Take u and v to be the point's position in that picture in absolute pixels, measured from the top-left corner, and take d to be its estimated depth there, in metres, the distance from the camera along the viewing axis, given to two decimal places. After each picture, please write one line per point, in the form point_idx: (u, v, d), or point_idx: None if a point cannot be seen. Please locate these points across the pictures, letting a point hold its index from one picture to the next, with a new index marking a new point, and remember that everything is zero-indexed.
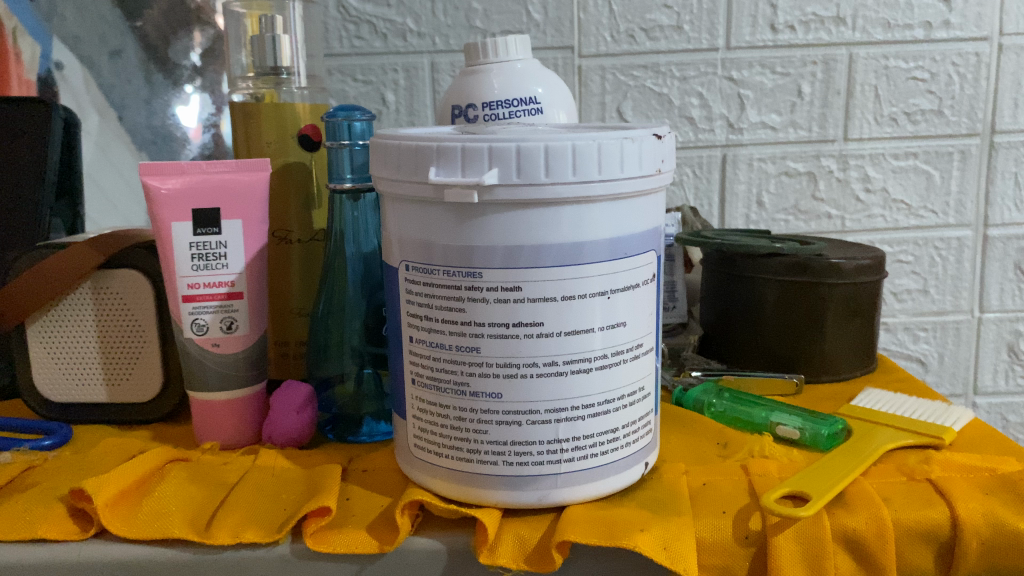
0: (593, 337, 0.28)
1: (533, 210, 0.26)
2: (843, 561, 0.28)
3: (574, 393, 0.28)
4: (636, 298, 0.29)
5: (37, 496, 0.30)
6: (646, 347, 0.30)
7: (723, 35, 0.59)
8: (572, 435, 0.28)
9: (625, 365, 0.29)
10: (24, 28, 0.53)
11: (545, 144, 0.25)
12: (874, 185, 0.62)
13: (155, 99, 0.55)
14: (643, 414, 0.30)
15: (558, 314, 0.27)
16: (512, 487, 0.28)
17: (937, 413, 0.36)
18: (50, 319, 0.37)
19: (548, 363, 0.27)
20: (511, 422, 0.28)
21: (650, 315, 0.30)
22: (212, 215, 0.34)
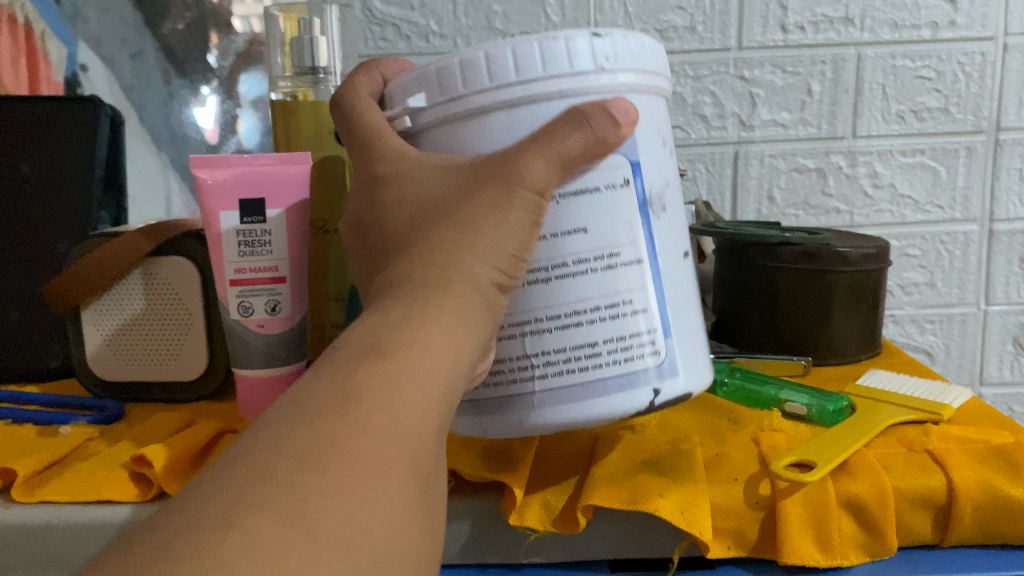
0: (632, 227, 0.29)
1: (466, 117, 0.29)
2: (847, 525, 0.30)
3: (624, 285, 0.29)
4: (599, 203, 0.28)
5: (100, 462, 0.33)
6: (628, 256, 0.29)
7: (735, 35, 0.61)
8: (540, 349, 0.29)
9: (596, 275, 0.28)
10: (50, 31, 0.57)
11: (456, 59, 0.28)
12: (881, 181, 0.64)
13: (173, 103, 0.60)
14: (638, 331, 0.29)
15: (590, 210, 0.28)
16: (584, 396, 0.29)
17: (937, 391, 0.39)
18: (104, 304, 0.40)
19: (592, 258, 0.28)
20: (569, 326, 0.28)
21: (630, 223, 0.29)
22: (257, 204, 0.36)
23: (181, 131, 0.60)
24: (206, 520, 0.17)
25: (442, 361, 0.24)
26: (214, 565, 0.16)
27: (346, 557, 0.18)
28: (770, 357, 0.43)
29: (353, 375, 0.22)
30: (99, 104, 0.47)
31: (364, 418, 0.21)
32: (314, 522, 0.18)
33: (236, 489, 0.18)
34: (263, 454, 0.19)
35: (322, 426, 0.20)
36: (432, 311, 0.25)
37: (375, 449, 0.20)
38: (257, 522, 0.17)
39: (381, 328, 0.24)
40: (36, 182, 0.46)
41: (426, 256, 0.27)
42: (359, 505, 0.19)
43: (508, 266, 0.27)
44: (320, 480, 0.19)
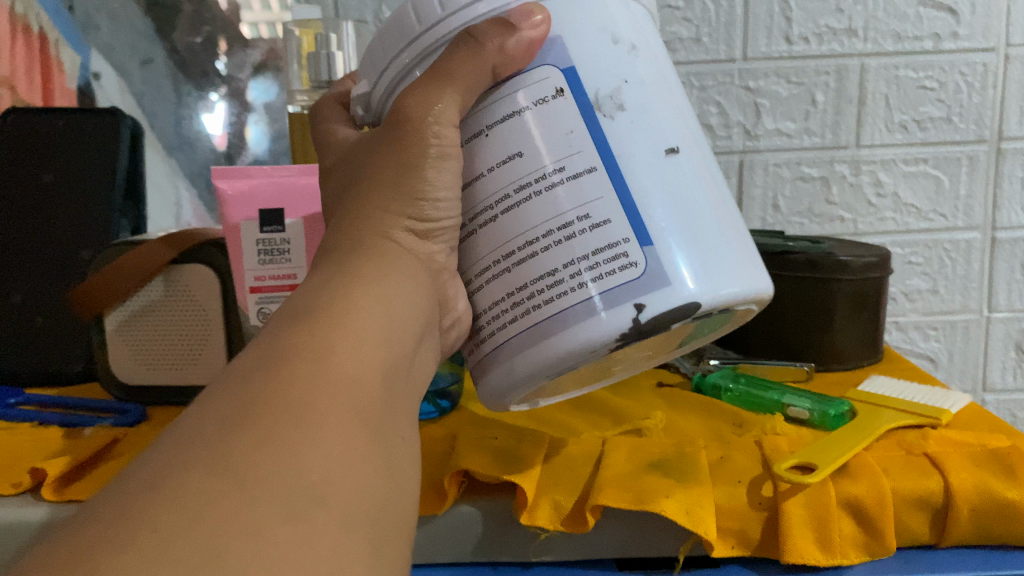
0: (570, 136, 0.26)
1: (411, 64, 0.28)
2: (847, 526, 0.31)
3: (570, 203, 0.26)
4: (531, 124, 0.27)
5: (127, 463, 0.34)
6: (575, 168, 0.26)
7: (740, 46, 0.62)
8: (507, 290, 0.27)
9: (541, 197, 0.26)
10: (64, 39, 0.60)
11: (373, 35, 0.29)
12: (885, 190, 0.65)
13: (182, 109, 0.61)
14: (605, 245, 0.26)
15: (531, 133, 0.27)
16: (551, 331, 0.26)
17: (936, 397, 0.40)
18: (127, 310, 0.42)
19: (533, 181, 0.27)
20: (526, 259, 0.27)
21: (570, 133, 0.26)
22: (277, 214, 0.37)
23: (191, 137, 0.62)
24: (140, 486, 0.19)
25: (374, 317, 0.25)
26: (138, 524, 0.18)
27: (275, 501, 0.19)
28: (775, 363, 0.44)
29: (287, 336, 0.23)
30: (121, 115, 0.48)
31: (292, 376, 0.22)
32: (239, 473, 0.19)
33: (173, 454, 0.20)
34: (202, 422, 0.21)
35: (251, 389, 0.22)
36: (358, 272, 0.26)
37: (302, 398, 0.22)
38: (183, 482, 0.19)
39: (310, 294, 0.25)
40: (59, 191, 0.47)
41: (345, 225, 0.29)
42: (289, 451, 0.20)
43: (417, 208, 0.28)
44: (247, 435, 0.20)
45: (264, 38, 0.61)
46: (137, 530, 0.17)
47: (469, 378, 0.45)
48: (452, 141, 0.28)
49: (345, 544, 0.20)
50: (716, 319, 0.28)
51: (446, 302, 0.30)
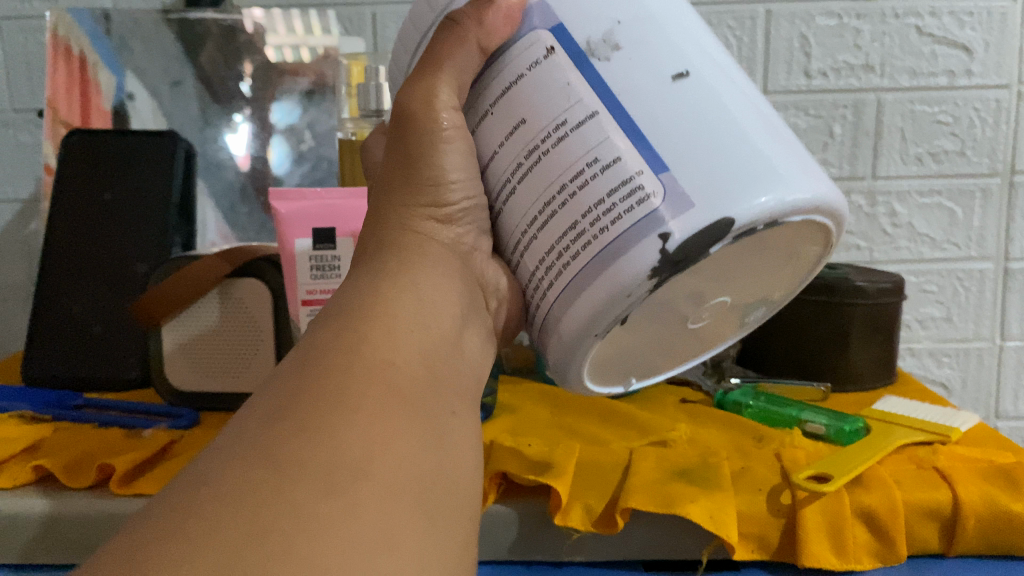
0: (565, 89, 0.26)
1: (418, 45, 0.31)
2: (861, 533, 0.33)
3: (576, 154, 0.26)
4: (529, 89, 0.27)
5: (186, 462, 0.37)
6: (576, 118, 0.26)
7: (761, 80, 0.65)
8: (538, 256, 0.27)
9: (551, 153, 0.26)
10: (102, 62, 0.64)
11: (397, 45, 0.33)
12: (900, 220, 0.68)
13: (208, 128, 0.65)
14: (623, 183, 0.25)
15: (530, 98, 0.27)
16: (582, 285, 0.26)
17: (946, 416, 0.42)
18: (184, 320, 0.44)
19: (539, 142, 0.27)
20: (549, 221, 0.27)
21: (567, 85, 0.26)
22: (329, 233, 0.40)
23: (215, 158, 0.65)
24: (195, 481, 0.22)
25: (405, 311, 0.28)
26: (188, 516, 0.20)
27: (315, 481, 0.21)
28: (792, 383, 0.46)
29: (324, 338, 0.26)
30: (175, 139, 0.51)
31: (328, 371, 0.25)
32: (283, 459, 0.22)
33: (223, 449, 0.23)
34: (251, 418, 0.24)
35: (293, 385, 0.25)
36: (392, 269, 0.29)
37: (340, 387, 0.24)
38: (228, 474, 0.22)
39: (344, 301, 0.28)
40: (118, 208, 0.50)
41: (371, 234, 0.32)
42: (329, 433, 0.23)
43: (433, 197, 0.31)
44: (290, 427, 0.23)
45: (289, 62, 0.65)
46: (188, 518, 0.20)
47: (504, 391, 0.48)
48: (455, 123, 0.30)
49: (390, 515, 0.22)
50: (783, 232, 0.26)
51: (482, 278, 0.33)
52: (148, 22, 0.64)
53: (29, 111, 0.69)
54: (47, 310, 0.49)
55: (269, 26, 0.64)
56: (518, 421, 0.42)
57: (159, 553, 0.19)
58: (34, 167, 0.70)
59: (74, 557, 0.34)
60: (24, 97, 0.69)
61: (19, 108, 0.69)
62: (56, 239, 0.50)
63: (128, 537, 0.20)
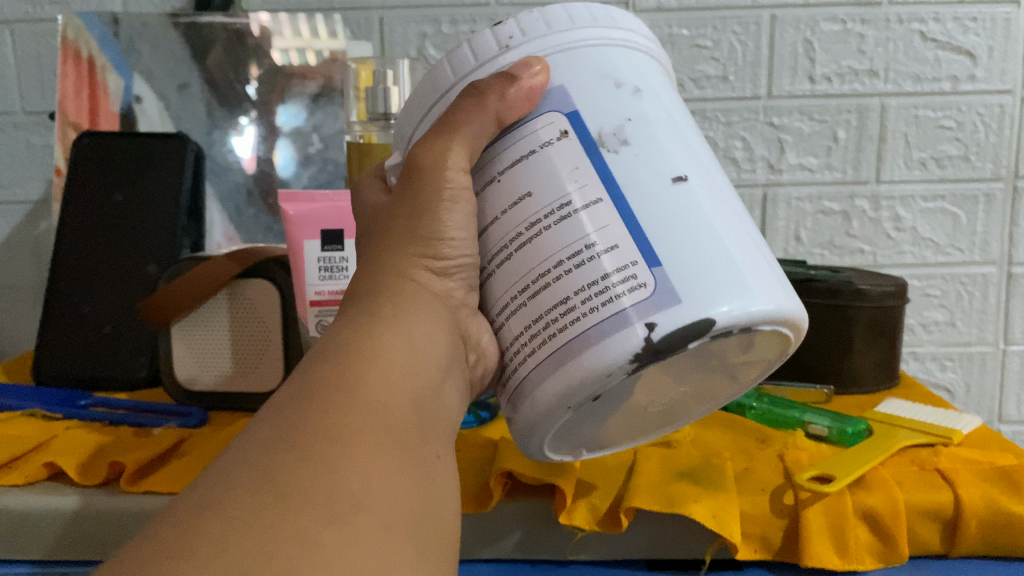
0: (574, 170, 0.27)
1: (438, 106, 0.31)
2: (863, 534, 0.33)
3: (577, 234, 0.27)
4: (536, 166, 0.28)
5: (197, 461, 0.37)
6: (581, 201, 0.27)
7: (766, 84, 0.66)
8: (523, 326, 0.28)
9: (551, 230, 0.27)
10: (110, 64, 0.65)
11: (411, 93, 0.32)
12: (904, 224, 0.68)
13: (214, 130, 0.65)
14: (618, 270, 0.26)
15: (536, 175, 0.28)
16: (562, 359, 0.26)
17: (948, 418, 0.42)
18: (192, 321, 0.45)
19: (538, 219, 0.27)
20: (538, 290, 0.27)
21: (575, 169, 0.27)
22: (337, 234, 0.41)
23: (222, 162, 0.66)
24: (194, 506, 0.22)
25: (397, 353, 0.28)
26: (195, 536, 0.21)
27: (316, 509, 0.22)
28: (795, 385, 0.47)
29: (317, 372, 0.26)
30: (186, 141, 0.52)
31: (326, 404, 0.25)
32: (283, 488, 0.22)
33: (212, 485, 0.23)
34: (243, 451, 0.24)
35: (288, 416, 0.25)
36: (386, 311, 0.29)
37: (335, 421, 0.24)
38: (230, 500, 0.22)
39: (337, 335, 0.28)
40: (129, 210, 0.51)
41: (366, 276, 0.31)
42: (325, 466, 0.23)
43: (434, 248, 0.30)
44: (287, 457, 0.23)
45: (296, 65, 0.65)
46: (193, 539, 0.20)
47: None
48: (462, 184, 0.30)
49: (386, 544, 0.22)
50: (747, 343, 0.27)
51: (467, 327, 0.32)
52: (157, 25, 0.64)
53: (40, 113, 0.70)
54: (59, 310, 0.49)
55: (275, 28, 0.65)
56: None
57: (170, 569, 0.19)
58: (44, 169, 0.71)
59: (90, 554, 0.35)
60: (35, 99, 0.70)
61: (29, 110, 0.70)
62: (67, 240, 0.51)
63: (133, 554, 0.20)
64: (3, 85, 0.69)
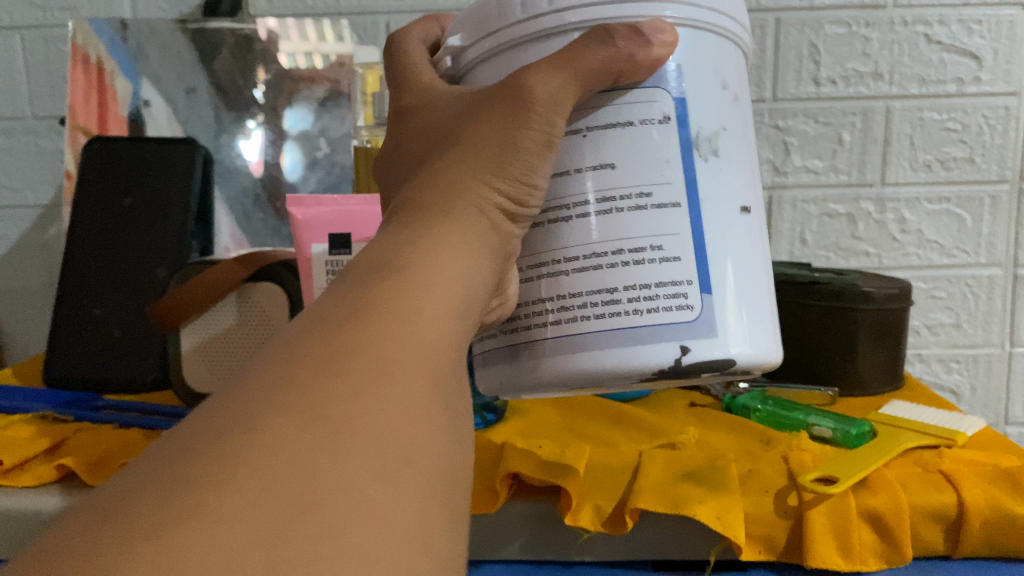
0: (665, 163, 0.27)
1: (522, 48, 0.28)
2: (867, 535, 0.34)
3: (648, 230, 0.27)
4: (625, 136, 0.27)
5: None
6: (660, 198, 0.27)
7: (770, 87, 0.66)
8: (557, 293, 0.28)
9: (620, 214, 0.27)
10: (119, 69, 0.65)
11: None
12: (909, 226, 0.68)
13: (222, 134, 0.66)
14: (674, 284, 0.27)
15: (621, 146, 0.27)
16: (591, 348, 0.27)
17: (952, 420, 0.42)
18: (202, 324, 0.46)
19: (607, 196, 0.27)
20: (591, 267, 0.27)
21: (666, 162, 0.27)
22: (344, 239, 0.41)
23: (230, 165, 0.66)
24: (228, 425, 0.18)
25: (454, 279, 0.25)
26: (231, 468, 0.17)
27: (367, 457, 0.19)
28: (800, 387, 0.47)
29: (369, 288, 0.23)
30: (194, 145, 0.53)
31: (382, 329, 0.21)
32: (335, 421, 0.19)
33: (245, 402, 0.19)
34: (282, 368, 0.20)
35: (336, 334, 0.21)
36: (445, 231, 0.26)
37: (391, 358, 0.21)
38: (275, 423, 0.18)
39: (391, 248, 0.25)
40: (138, 213, 0.51)
41: (431, 184, 0.27)
42: (380, 409, 0.20)
43: (515, 189, 0.27)
44: (338, 386, 0.20)
45: (303, 67, 0.66)
46: (234, 469, 0.17)
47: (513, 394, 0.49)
48: (553, 130, 0.27)
49: (429, 508, 0.19)
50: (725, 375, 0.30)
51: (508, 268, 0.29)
52: (165, 30, 0.65)
53: (50, 117, 0.71)
54: (69, 313, 0.50)
55: (282, 32, 0.66)
56: (527, 424, 0.43)
57: (200, 512, 0.16)
58: (54, 173, 0.71)
59: None
60: (45, 104, 0.70)
61: (39, 115, 0.70)
62: (77, 244, 0.51)
63: (162, 481, 0.17)
64: (13, 90, 0.70)
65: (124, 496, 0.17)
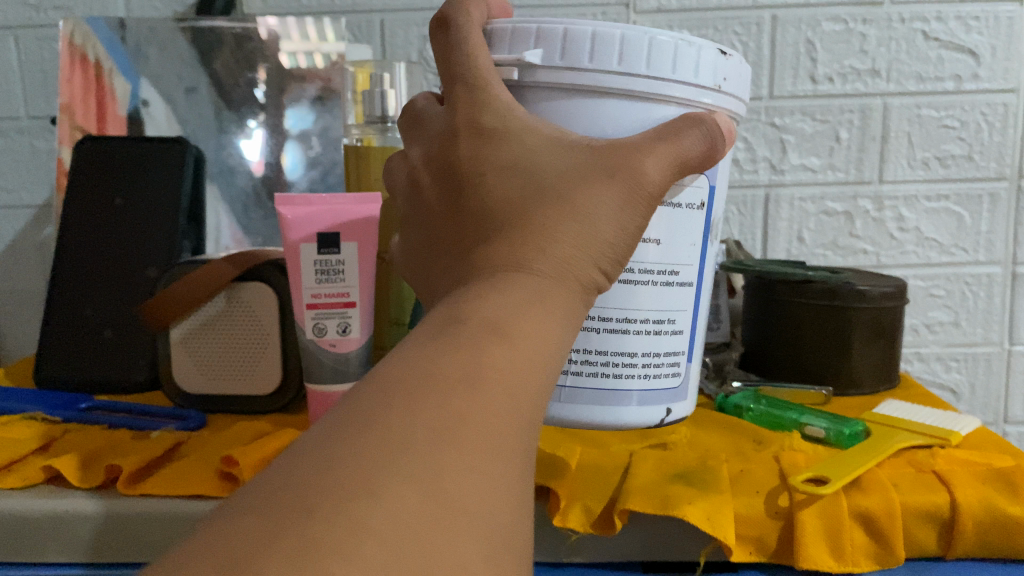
0: (681, 250, 0.37)
1: (610, 99, 0.33)
2: (859, 536, 0.33)
3: (662, 305, 0.37)
4: (659, 219, 0.35)
5: (194, 462, 0.37)
6: (676, 278, 0.37)
7: (767, 85, 0.66)
8: (585, 347, 0.37)
9: (645, 289, 0.36)
10: (117, 69, 0.65)
11: (593, 31, 0.32)
12: (907, 224, 0.68)
13: (223, 134, 0.66)
14: (672, 350, 0.39)
15: (657, 228, 0.35)
16: (616, 396, 0.38)
17: (947, 420, 0.42)
18: (190, 324, 0.45)
19: (639, 272, 0.36)
20: (623, 331, 0.37)
21: (687, 246, 0.37)
22: (333, 238, 0.41)
23: (227, 165, 0.66)
24: (352, 485, 0.20)
25: (548, 342, 0.27)
26: (363, 529, 0.19)
27: (478, 534, 0.21)
28: (795, 387, 0.47)
29: (484, 350, 0.24)
30: (187, 145, 0.52)
31: (494, 400, 0.23)
32: (451, 498, 0.20)
33: (373, 453, 0.21)
34: (407, 422, 0.22)
35: (457, 401, 0.23)
36: (550, 297, 0.28)
37: (500, 433, 0.23)
38: (401, 493, 0.20)
39: (501, 309, 0.26)
40: (130, 213, 0.51)
41: (533, 238, 0.29)
42: (489, 483, 0.22)
43: (608, 263, 0.30)
44: (459, 454, 0.21)
45: (303, 67, 0.65)
46: (364, 540, 0.18)
47: None
48: (655, 190, 0.31)
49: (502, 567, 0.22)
50: None
51: None
52: (163, 30, 0.65)
53: (44, 117, 0.70)
54: (60, 314, 0.50)
55: (283, 32, 0.65)
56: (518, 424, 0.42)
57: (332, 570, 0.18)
58: (49, 173, 0.71)
59: (71, 555, 0.35)
60: (40, 104, 0.70)
61: (35, 115, 0.70)
62: (70, 244, 0.51)
63: (296, 529, 0.18)
64: (9, 90, 0.70)
65: (245, 545, 0.18)
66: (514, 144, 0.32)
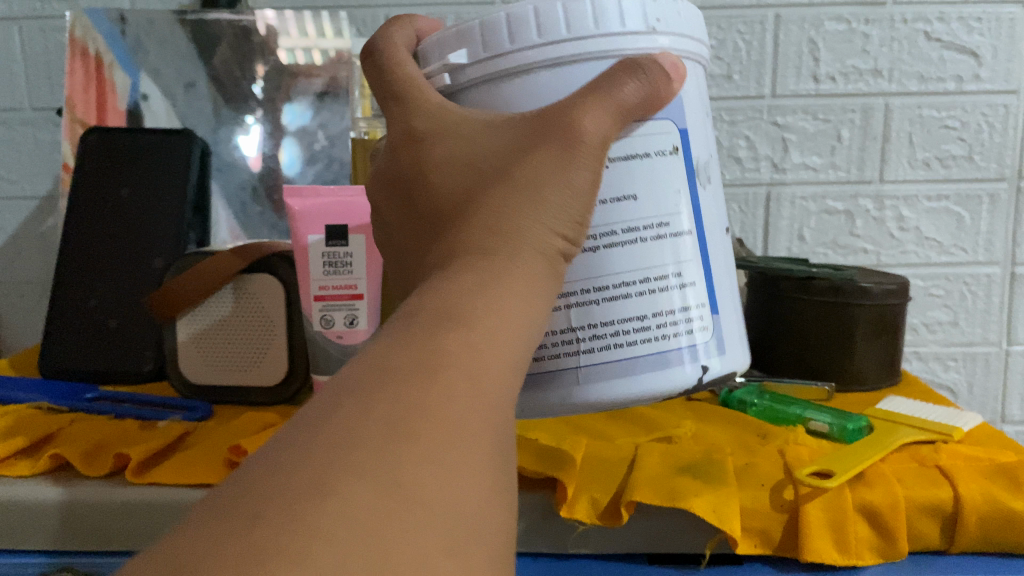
0: (675, 198, 0.30)
1: (544, 71, 0.29)
2: (863, 530, 0.34)
3: (662, 260, 0.30)
4: (639, 170, 0.30)
5: (202, 453, 0.38)
6: (676, 226, 0.30)
7: (770, 83, 0.66)
8: (588, 322, 0.30)
9: (649, 244, 0.30)
10: (117, 62, 0.65)
11: (504, 15, 0.29)
12: (907, 224, 0.68)
13: (220, 128, 0.66)
14: (694, 306, 0.31)
15: (642, 181, 0.30)
16: (633, 372, 0.30)
17: (950, 416, 0.43)
18: (197, 314, 0.46)
19: (627, 230, 0.30)
20: (620, 297, 0.30)
21: (676, 192, 0.30)
22: (341, 230, 0.41)
23: (228, 158, 0.66)
24: (299, 485, 0.18)
25: (514, 325, 0.25)
26: (310, 533, 0.17)
27: (437, 528, 0.19)
28: (798, 383, 0.47)
29: (434, 335, 0.22)
30: (191, 137, 0.52)
31: (450, 383, 0.21)
32: (406, 491, 0.19)
33: (318, 452, 0.19)
34: (355, 419, 0.20)
35: (408, 391, 0.21)
36: (506, 279, 0.25)
37: (455, 418, 0.21)
38: (351, 491, 0.18)
39: (451, 294, 0.24)
40: (135, 205, 0.51)
41: (487, 228, 0.27)
42: (449, 474, 0.20)
43: (575, 236, 0.28)
44: (411, 445, 0.19)
45: (301, 63, 0.65)
46: (312, 542, 0.17)
47: None
48: (593, 148, 0.28)
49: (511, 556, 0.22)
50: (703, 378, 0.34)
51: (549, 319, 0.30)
52: (163, 22, 0.65)
53: (47, 109, 0.70)
54: (65, 304, 0.50)
55: (281, 28, 0.65)
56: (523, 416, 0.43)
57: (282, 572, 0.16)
58: (51, 165, 0.71)
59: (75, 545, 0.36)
60: (43, 96, 0.70)
61: (38, 107, 0.70)
62: (76, 234, 0.51)
63: (239, 537, 0.17)
64: (11, 82, 0.70)
65: (192, 557, 0.17)
66: (453, 136, 0.29)
